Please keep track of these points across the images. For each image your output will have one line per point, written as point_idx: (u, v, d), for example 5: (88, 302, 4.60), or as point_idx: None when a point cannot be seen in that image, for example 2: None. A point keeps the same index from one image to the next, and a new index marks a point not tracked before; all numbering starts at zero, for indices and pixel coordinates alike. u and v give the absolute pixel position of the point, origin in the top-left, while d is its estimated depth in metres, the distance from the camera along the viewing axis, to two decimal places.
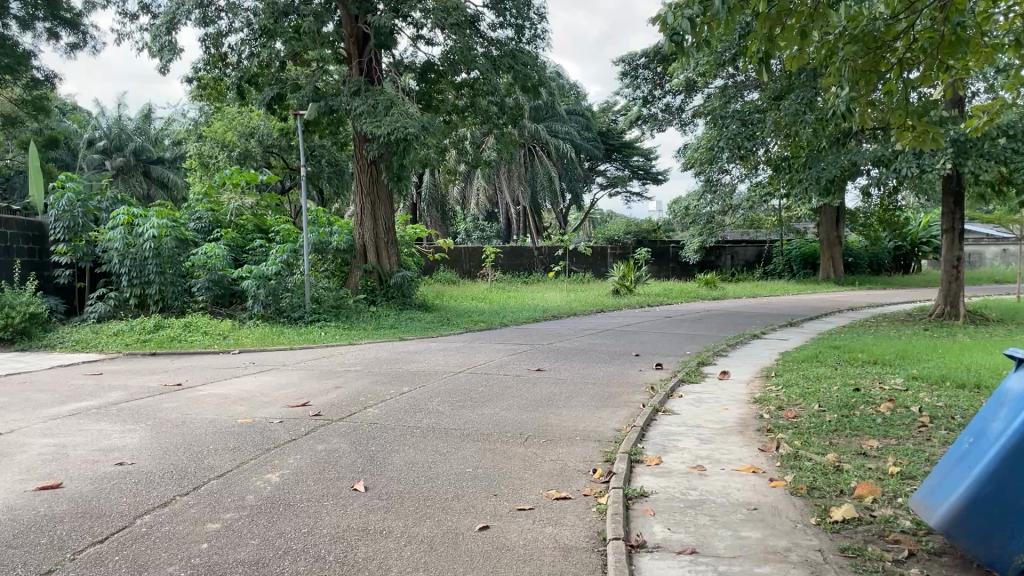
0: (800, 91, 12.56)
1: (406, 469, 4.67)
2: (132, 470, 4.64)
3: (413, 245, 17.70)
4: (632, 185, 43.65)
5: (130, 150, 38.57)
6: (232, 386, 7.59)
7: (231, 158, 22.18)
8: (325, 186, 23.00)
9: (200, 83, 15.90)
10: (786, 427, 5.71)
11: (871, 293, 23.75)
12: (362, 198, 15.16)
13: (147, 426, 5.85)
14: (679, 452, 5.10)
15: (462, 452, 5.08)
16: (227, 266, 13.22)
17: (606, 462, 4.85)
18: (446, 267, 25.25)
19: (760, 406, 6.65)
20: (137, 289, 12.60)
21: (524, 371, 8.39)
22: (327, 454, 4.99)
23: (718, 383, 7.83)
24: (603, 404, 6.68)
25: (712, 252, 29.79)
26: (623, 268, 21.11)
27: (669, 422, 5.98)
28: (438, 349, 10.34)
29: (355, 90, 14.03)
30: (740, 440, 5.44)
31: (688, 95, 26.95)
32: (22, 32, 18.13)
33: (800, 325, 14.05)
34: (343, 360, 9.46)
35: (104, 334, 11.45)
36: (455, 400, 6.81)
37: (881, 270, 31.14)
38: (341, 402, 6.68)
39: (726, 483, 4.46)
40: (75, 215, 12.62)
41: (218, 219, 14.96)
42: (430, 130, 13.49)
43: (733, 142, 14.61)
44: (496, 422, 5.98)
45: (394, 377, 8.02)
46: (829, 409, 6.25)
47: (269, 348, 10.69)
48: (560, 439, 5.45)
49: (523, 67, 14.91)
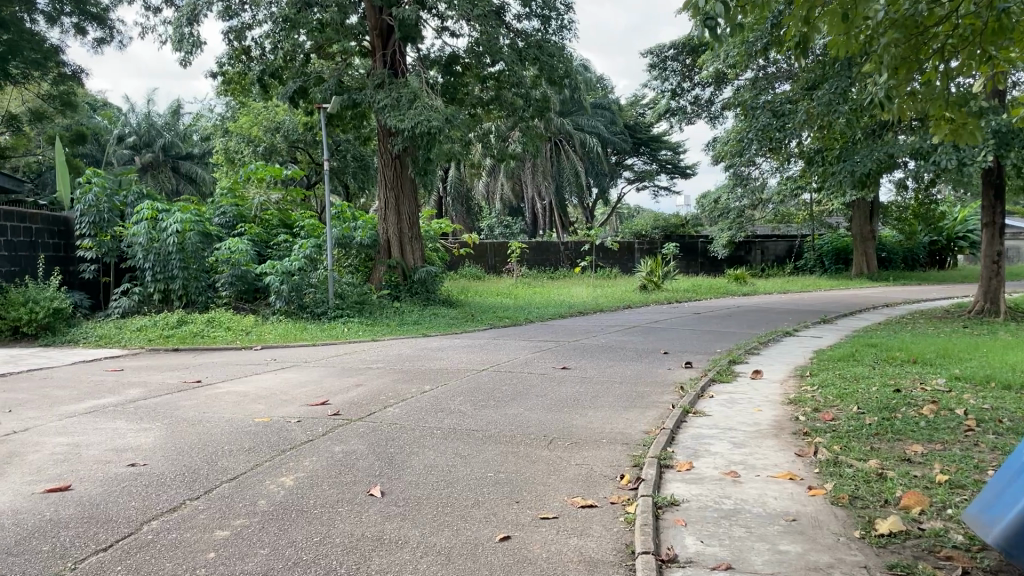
0: (834, 82, 12.21)
1: (425, 473, 4.48)
2: (143, 472, 4.50)
3: (438, 240, 17.52)
4: (659, 180, 43.20)
5: (159, 146, 38.97)
6: (251, 384, 7.45)
7: (257, 153, 22.21)
8: (351, 182, 22.95)
9: (225, 78, 15.84)
10: (824, 431, 5.44)
11: (906, 289, 23.22)
12: (386, 192, 15.03)
13: (162, 425, 5.72)
14: (711, 457, 4.86)
15: (484, 455, 4.88)
16: (250, 262, 13.13)
17: (634, 468, 4.62)
18: (472, 262, 25.14)
19: (795, 408, 6.37)
20: (161, 285, 12.57)
21: (550, 369, 8.17)
22: (344, 456, 4.82)
23: (750, 383, 7.56)
24: (630, 405, 6.45)
25: (741, 247, 29.32)
26: (651, 264, 20.81)
27: (700, 424, 5.74)
28: (462, 346, 10.17)
29: (380, 83, 13.85)
30: (776, 445, 5.18)
31: (718, 87, 26.54)
32: (50, 27, 18.26)
33: (834, 322, 13.69)
34: (366, 356, 9.30)
35: (128, 329, 11.42)
36: (477, 400, 6.61)
37: (915, 266, 30.47)
38: (361, 401, 6.51)
39: (762, 491, 4.21)
40: (100, 210, 12.62)
41: (243, 214, 14.92)
42: (455, 122, 13.22)
43: (764, 135, 14.28)
44: (520, 423, 5.78)
45: (416, 375, 7.84)
46: (868, 412, 5.97)
47: (291, 344, 10.57)
48: (586, 442, 5.24)
49: (548, 58, 14.66)
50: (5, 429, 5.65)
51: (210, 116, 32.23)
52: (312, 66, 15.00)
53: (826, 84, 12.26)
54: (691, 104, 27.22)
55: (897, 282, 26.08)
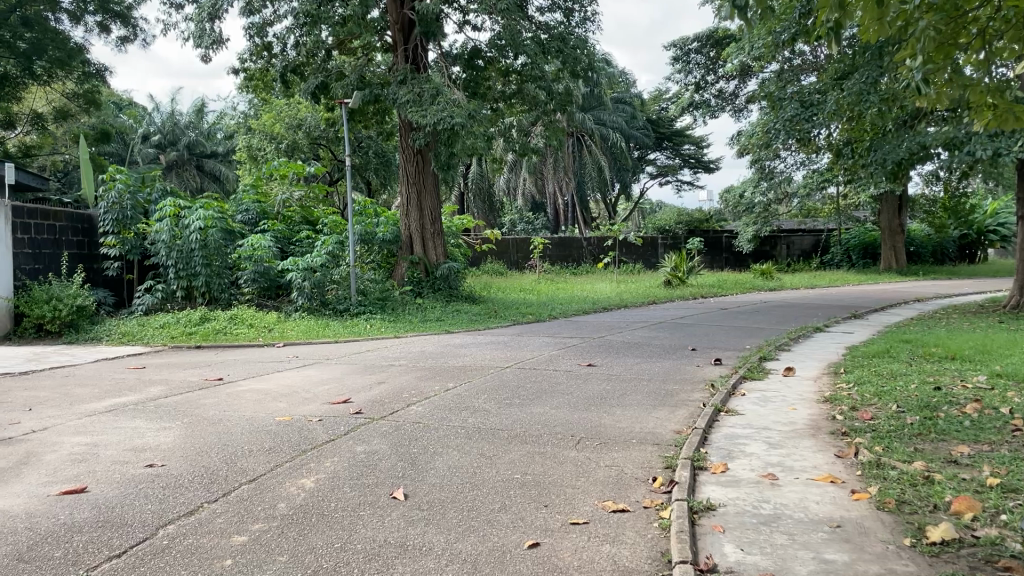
0: (865, 71, 11.90)
1: (450, 474, 4.33)
2: (160, 473, 4.39)
3: (460, 236, 17.36)
4: (682, 174, 42.80)
5: (183, 145, 39.22)
6: (273, 382, 7.34)
7: (280, 150, 22.20)
8: (373, 178, 22.88)
9: (247, 74, 15.80)
10: (864, 431, 5.22)
11: (936, 283, 22.77)
12: (409, 187, 14.91)
13: (182, 423, 5.62)
14: (746, 458, 4.66)
15: (510, 456, 4.71)
16: (273, 258, 13.04)
17: (667, 470, 4.43)
18: (493, 258, 24.94)
19: (831, 406, 6.15)
20: (184, 281, 12.52)
21: (575, 367, 7.99)
22: (366, 456, 4.68)
23: (782, 381, 7.33)
24: (659, 403, 6.26)
25: (767, 242, 28.88)
26: (676, 259, 20.51)
27: (733, 424, 5.54)
28: (486, 343, 10.01)
29: (402, 78, 13.68)
30: (814, 445, 4.97)
31: (743, 79, 26.17)
32: (74, 26, 18.33)
33: (864, 317, 13.37)
34: (389, 354, 9.18)
35: (151, 326, 11.37)
36: (502, 398, 6.45)
37: (945, 260, 29.90)
38: (384, 399, 6.37)
39: (803, 495, 4.01)
40: (124, 207, 12.61)
41: (266, 211, 14.87)
42: (477, 117, 13.02)
43: (792, 127, 13.98)
44: (546, 422, 5.61)
45: (439, 373, 7.70)
46: (909, 410, 5.73)
47: (313, 341, 10.46)
48: (616, 442, 5.06)
49: (571, 51, 14.43)
50: (24, 428, 5.57)
51: (233, 113, 32.33)
52: (333, 61, 14.91)
53: (856, 74, 12.00)
54: (715, 97, 26.88)
55: (926, 276, 25.58)
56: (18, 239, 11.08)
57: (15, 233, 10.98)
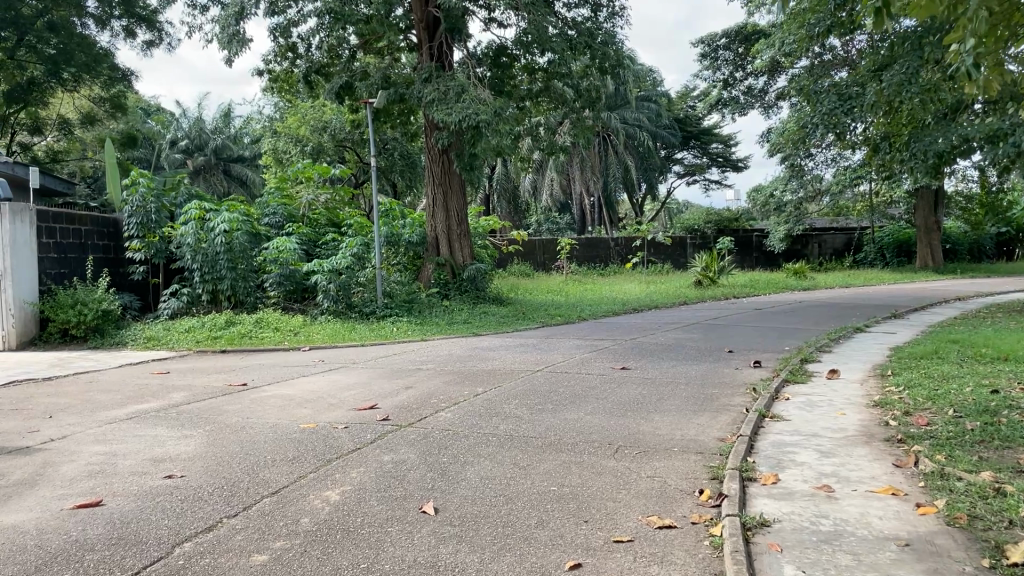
0: (904, 61, 11.51)
1: (482, 486, 4.08)
2: (179, 485, 4.19)
3: (486, 237, 17.10)
4: (710, 173, 42.32)
5: (210, 149, 39.45)
6: (298, 387, 7.14)
7: (305, 153, 22.17)
8: (398, 180, 22.78)
9: (271, 76, 15.70)
10: (922, 438, 4.89)
11: (976, 281, 22.13)
12: (434, 188, 14.71)
13: (204, 431, 5.43)
14: (798, 468, 4.37)
15: (545, 466, 4.46)
16: (299, 261, 12.92)
17: (714, 481, 4.15)
18: (520, 259, 24.67)
19: (883, 412, 5.81)
20: (210, 285, 12.41)
21: (608, 370, 7.72)
22: (394, 466, 4.45)
23: (827, 384, 7.00)
24: (700, 409, 5.97)
25: (799, 241, 28.29)
26: (707, 258, 20.13)
27: (780, 430, 5.24)
28: (514, 345, 9.75)
29: (427, 77, 13.41)
30: (869, 454, 4.65)
31: (772, 75, 25.69)
32: (100, 31, 18.40)
33: (905, 316, 12.94)
34: (415, 357, 8.97)
35: (176, 330, 11.26)
36: (534, 403, 6.19)
37: (982, 257, 29.20)
38: (412, 405, 6.14)
39: (863, 509, 3.71)
40: (148, 211, 12.53)
41: (292, 214, 14.77)
42: (503, 115, 12.76)
43: (829, 121, 13.58)
44: (582, 429, 5.34)
45: (468, 377, 7.46)
46: (967, 415, 5.39)
47: (340, 345, 10.27)
48: (656, 450, 4.78)
49: (599, 47, 14.19)
50: (43, 437, 5.40)
51: (259, 117, 32.46)
52: (358, 62, 14.79)
53: (896, 65, 11.61)
54: (744, 93, 26.34)
55: (964, 274, 24.93)
56: (44, 243, 11.03)
57: (40, 237, 10.92)
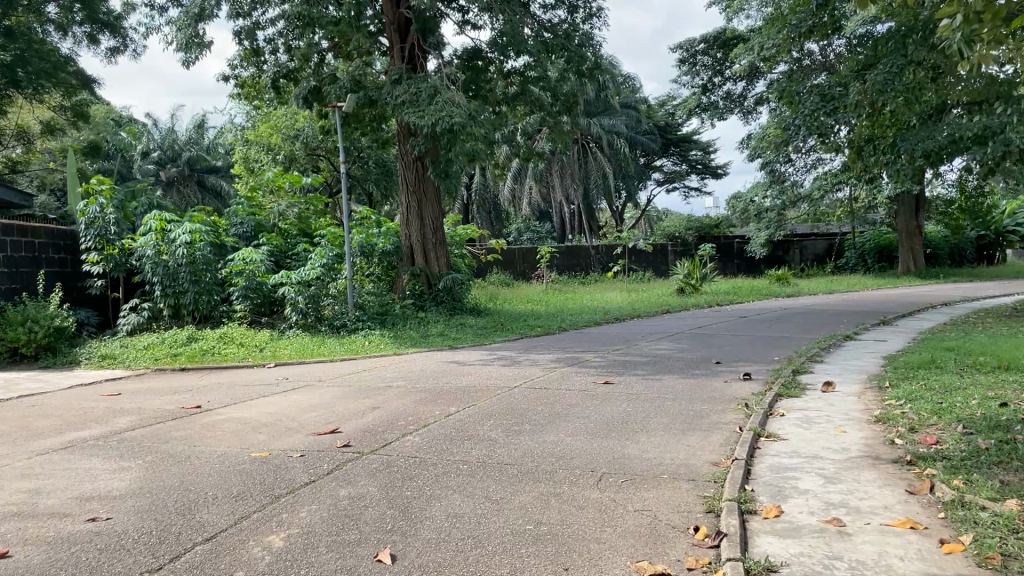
0: (888, 59, 10.91)
1: (448, 526, 3.60)
2: (101, 531, 3.68)
3: (465, 246, 16.59)
4: (690, 180, 42.17)
5: (184, 161, 38.77)
6: (256, 408, 6.62)
7: (277, 162, 21.58)
8: (374, 188, 22.29)
9: (238, 83, 15.18)
10: (934, 460, 4.46)
11: (959, 285, 21.95)
12: (409, 195, 14.23)
13: (142, 463, 4.90)
14: (802, 498, 3.91)
15: (520, 499, 3.97)
16: (266, 273, 12.37)
17: (709, 516, 3.69)
18: (500, 269, 24.13)
19: (886, 429, 5.38)
20: (171, 299, 11.83)
21: (590, 385, 7.25)
22: (351, 502, 3.95)
23: (824, 398, 6.56)
24: (689, 428, 5.51)
25: (779, 247, 28.06)
26: (689, 266, 19.78)
27: (778, 452, 4.80)
28: (491, 359, 9.26)
29: (397, 78, 12.93)
30: (878, 479, 4.21)
31: (751, 80, 25.54)
32: (62, 38, 17.83)
33: (893, 323, 12.59)
34: (386, 373, 8.45)
35: (135, 348, 10.67)
36: (510, 424, 5.71)
37: (962, 261, 29.14)
38: (378, 428, 5.64)
39: (881, 548, 3.26)
40: (107, 222, 11.94)
41: (262, 224, 14.23)
42: (478, 119, 12.31)
43: (812, 123, 12.82)
44: (561, 453, 4.87)
45: (441, 395, 6.96)
46: (979, 432, 4.96)
47: (307, 360, 9.74)
48: (643, 478, 4.32)
49: (576, 48, 13.65)
50: None
51: (231, 125, 31.79)
52: (328, 66, 14.22)
53: (881, 62, 11.07)
54: (723, 99, 26.21)
55: (946, 278, 24.81)
56: None
57: None
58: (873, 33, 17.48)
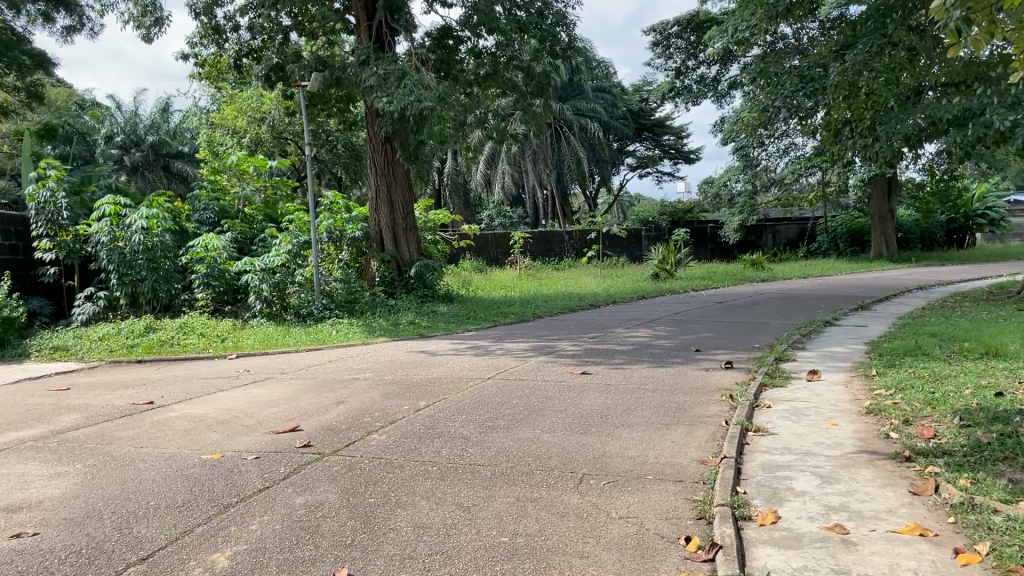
0: (866, 39, 10.23)
1: (414, 540, 3.25)
2: (25, 550, 3.29)
3: (436, 231, 16.15)
4: (662, 165, 41.95)
5: (148, 145, 37.71)
6: (212, 404, 6.21)
7: (242, 145, 21.00)
8: (344, 172, 21.76)
9: (198, 62, 14.59)
10: (935, 456, 4.18)
11: (931, 269, 21.92)
12: (377, 179, 13.72)
13: (81, 468, 4.50)
14: (800, 501, 3.61)
15: (493, 506, 3.63)
16: (229, 260, 11.91)
17: (701, 523, 3.38)
18: (472, 255, 23.67)
19: (879, 421, 5.12)
20: (129, 287, 11.34)
21: (566, 376, 6.92)
22: (307, 513, 3.58)
23: (809, 387, 6.30)
24: (673, 422, 5.20)
25: (752, 231, 27.91)
26: (664, 251, 19.54)
27: (768, 449, 4.51)
28: (463, 349, 8.90)
29: (364, 59, 12.44)
30: (877, 478, 3.94)
31: (724, 64, 25.31)
32: (14, 15, 17.04)
33: (871, 308, 12.39)
34: (353, 365, 8.05)
35: (89, 338, 10.17)
36: (483, 420, 5.36)
37: (933, 245, 29.25)
38: (341, 426, 5.26)
39: (891, 560, 2.96)
40: (59, 207, 11.40)
41: (226, 210, 13.73)
42: (449, 100, 11.80)
43: (790, 104, 11.97)
44: (538, 452, 4.53)
45: (410, 388, 6.59)
46: (978, 424, 4.70)
47: (270, 351, 9.33)
48: (627, 479, 4.00)
49: (549, 28, 13.42)
50: None
51: (195, 108, 30.96)
52: (292, 45, 13.63)
53: (857, 43, 10.45)
54: (697, 83, 25.90)
55: (919, 262, 24.85)
56: None
57: None
58: (847, 15, 17.28)
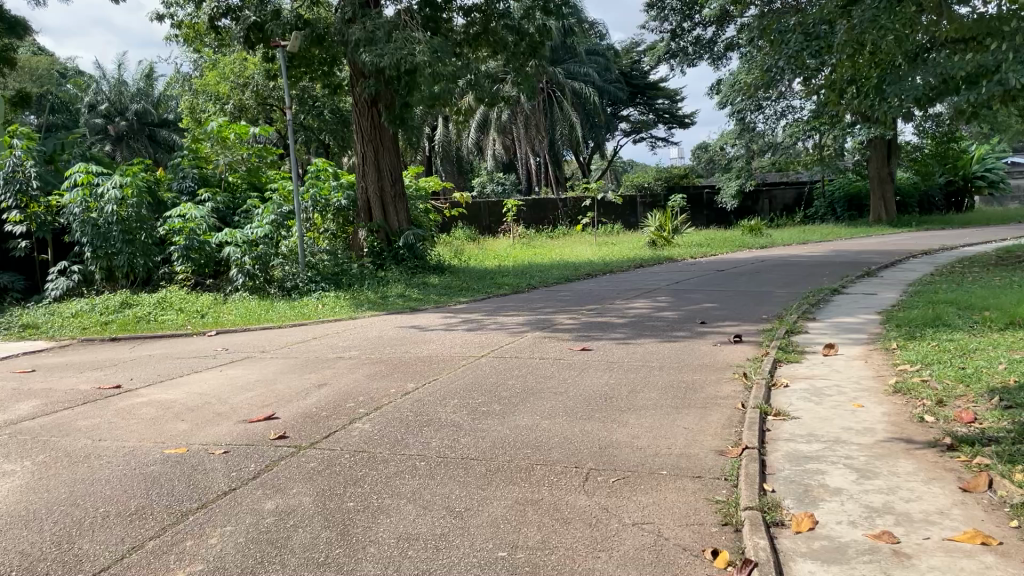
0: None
1: (398, 555, 2.81)
2: None
3: (429, 200, 15.53)
4: (657, 130, 41.27)
5: (133, 113, 36.72)
6: (184, 388, 5.75)
7: (225, 111, 20.36)
8: (331, 139, 21.10)
9: (176, 23, 13.94)
10: (982, 445, 3.73)
11: (933, 233, 21.49)
12: (362, 144, 13.08)
13: (30, 465, 4.04)
14: (837, 502, 3.17)
15: (489, 510, 3.19)
16: (209, 232, 11.37)
17: (728, 531, 2.95)
18: (465, 223, 23.05)
19: (909, 401, 4.68)
20: (103, 262, 10.81)
21: (566, 353, 6.46)
22: (276, 522, 3.13)
23: (827, 363, 5.85)
24: (686, 405, 4.75)
25: (749, 197, 27.27)
26: (661, 217, 18.99)
27: (792, 436, 4.07)
28: (455, 323, 8.42)
29: (350, 16, 11.81)
30: (920, 470, 3.50)
31: (721, 24, 24.61)
32: None
33: (878, 275, 11.90)
34: (338, 342, 7.59)
35: (61, 315, 9.67)
36: (476, 405, 4.90)
37: (931, 208, 28.82)
38: (320, 413, 4.80)
39: None
40: (27, 176, 10.84)
41: (207, 177, 13.09)
42: (444, 56, 11.22)
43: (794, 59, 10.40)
44: (538, 442, 4.08)
45: (398, 368, 6.13)
46: (1021, 406, 4.26)
47: (251, 327, 8.84)
48: (639, 476, 3.55)
49: None
50: None
51: (179, 74, 30.06)
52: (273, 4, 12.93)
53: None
54: (693, 44, 25.20)
55: (919, 226, 24.41)
56: None
57: None
58: None
